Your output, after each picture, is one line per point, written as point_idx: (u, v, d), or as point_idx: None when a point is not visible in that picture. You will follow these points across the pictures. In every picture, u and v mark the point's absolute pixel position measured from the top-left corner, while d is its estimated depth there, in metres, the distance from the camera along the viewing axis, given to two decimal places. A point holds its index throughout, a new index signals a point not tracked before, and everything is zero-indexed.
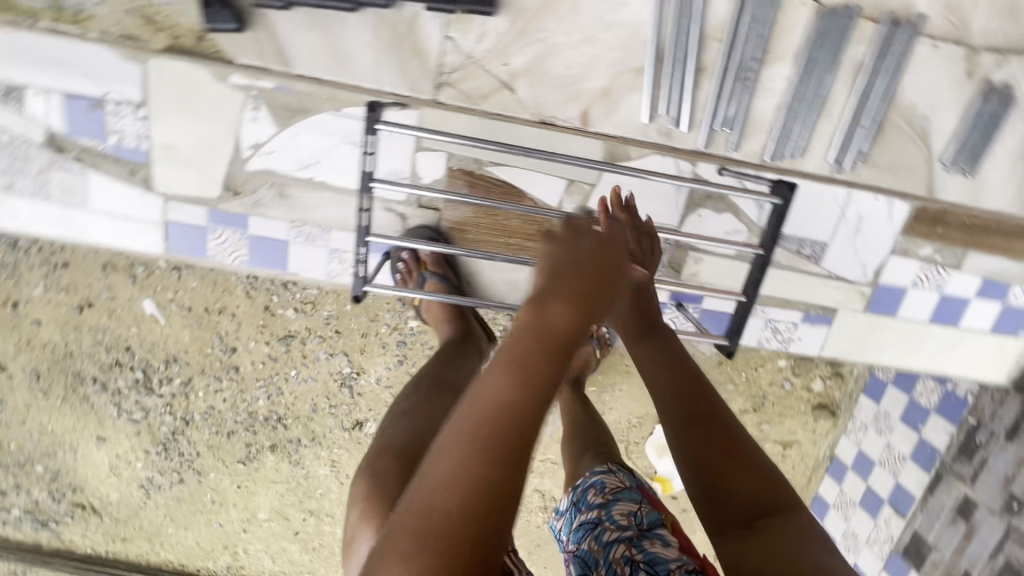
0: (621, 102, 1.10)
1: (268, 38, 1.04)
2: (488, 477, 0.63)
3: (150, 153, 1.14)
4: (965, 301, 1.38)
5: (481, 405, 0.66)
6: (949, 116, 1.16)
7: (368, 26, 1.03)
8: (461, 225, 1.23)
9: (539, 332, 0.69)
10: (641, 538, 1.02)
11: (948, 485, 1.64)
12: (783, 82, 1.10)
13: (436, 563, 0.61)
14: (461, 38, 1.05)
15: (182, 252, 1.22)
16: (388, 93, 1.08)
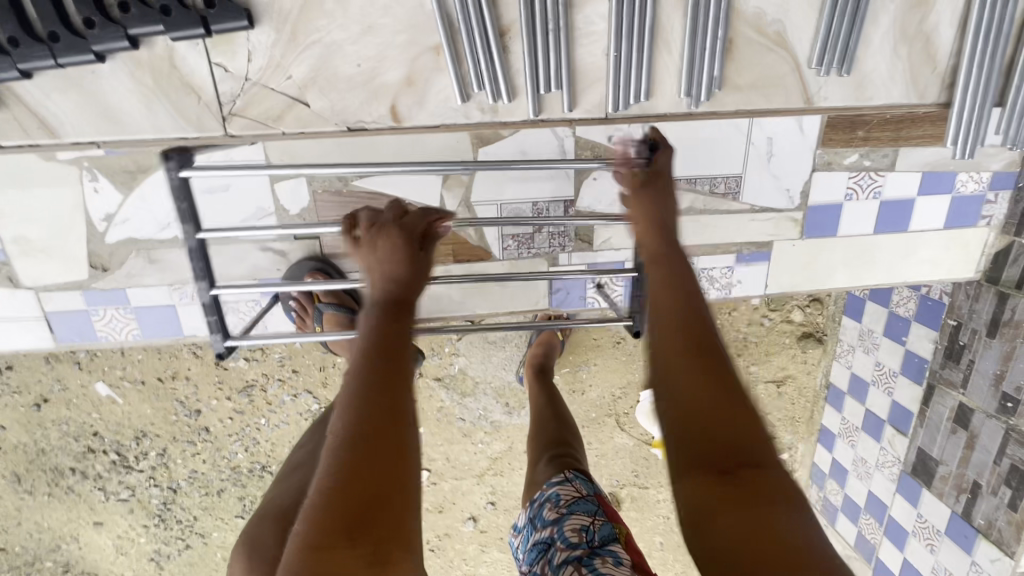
0: (428, 89, 0.99)
1: (23, 111, 0.96)
2: (382, 386, 0.68)
3: (5, 250, 1.09)
4: (910, 202, 1.26)
5: (358, 374, 0.69)
6: (803, 14, 1.03)
7: (123, 73, 0.94)
8: (346, 250, 1.16)
9: (390, 275, 0.80)
10: (591, 557, 0.91)
11: (942, 394, 1.54)
12: (604, 21, 0.98)
13: (360, 470, 0.62)
14: (228, 62, 0.94)
15: (73, 340, 1.17)
16: (175, 139, 0.98)
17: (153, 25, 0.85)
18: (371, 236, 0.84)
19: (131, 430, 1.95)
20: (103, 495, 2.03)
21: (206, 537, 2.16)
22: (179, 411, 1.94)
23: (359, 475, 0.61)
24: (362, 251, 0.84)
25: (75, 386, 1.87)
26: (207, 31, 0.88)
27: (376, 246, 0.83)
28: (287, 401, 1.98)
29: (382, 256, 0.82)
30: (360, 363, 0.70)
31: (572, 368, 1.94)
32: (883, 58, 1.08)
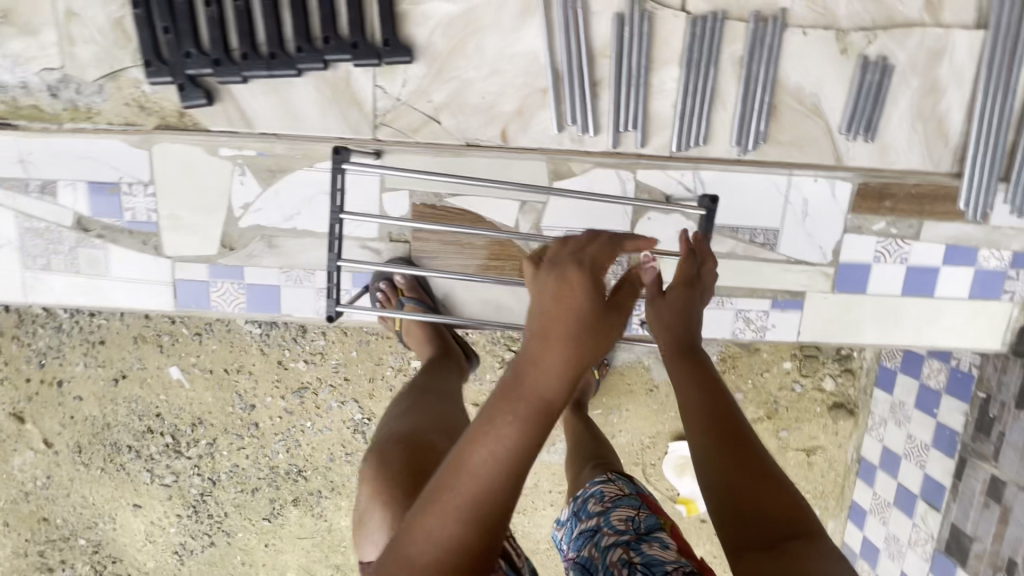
0: (533, 119, 1.23)
1: (232, 106, 1.23)
2: (534, 424, 0.76)
3: (159, 223, 1.33)
4: (935, 270, 1.39)
5: (490, 437, 0.75)
6: (835, 89, 1.24)
7: (311, 86, 1.21)
8: (431, 253, 1.36)
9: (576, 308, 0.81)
10: (638, 541, 1.07)
11: (974, 467, 1.57)
12: (674, 81, 1.21)
13: (485, 481, 0.74)
14: (388, 86, 1.21)
15: (189, 306, 1.38)
16: (336, 138, 1.25)
17: (343, 54, 1.15)
18: (556, 263, 0.86)
19: (190, 416, 2.10)
20: (149, 477, 2.15)
21: (231, 536, 2.22)
22: (236, 403, 2.10)
23: (482, 486, 0.74)
24: (545, 267, 0.87)
25: (153, 366, 2.06)
26: (379, 60, 1.16)
27: (552, 296, 0.82)
28: (333, 407, 2.11)
29: (558, 315, 0.80)
30: (496, 429, 0.75)
31: (604, 410, 2.02)
32: (901, 127, 1.27)
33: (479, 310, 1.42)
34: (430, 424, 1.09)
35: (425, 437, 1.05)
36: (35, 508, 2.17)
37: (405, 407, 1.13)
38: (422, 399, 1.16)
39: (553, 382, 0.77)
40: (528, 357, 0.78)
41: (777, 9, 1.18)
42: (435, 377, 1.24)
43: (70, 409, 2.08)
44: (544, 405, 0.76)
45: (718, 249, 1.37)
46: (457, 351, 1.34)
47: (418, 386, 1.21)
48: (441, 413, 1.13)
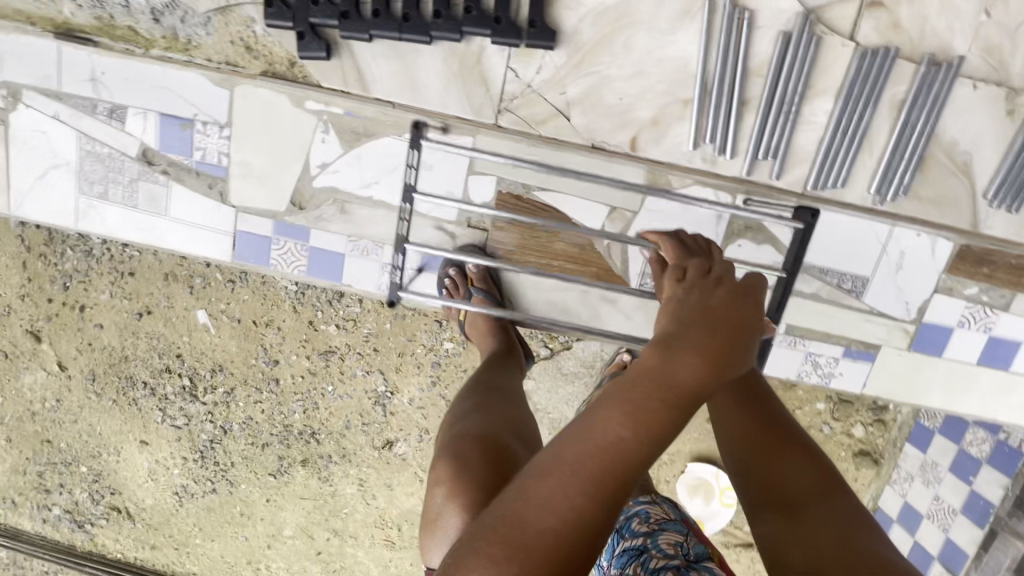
0: (670, 130, 1.16)
1: (351, 65, 1.15)
2: (645, 434, 0.74)
3: (229, 168, 1.25)
4: (1016, 344, 1.35)
5: (598, 438, 0.74)
6: (991, 156, 1.17)
7: (439, 57, 1.13)
8: (509, 246, 1.30)
9: (708, 326, 0.82)
10: (688, 568, 0.98)
11: (1005, 543, 1.56)
12: (825, 115, 1.14)
13: (584, 487, 0.72)
14: (522, 69, 1.13)
15: (247, 260, 1.31)
16: (455, 117, 1.18)
17: (484, 28, 1.07)
18: (689, 282, 0.90)
19: (211, 362, 2.05)
20: (161, 416, 2.11)
21: (234, 486, 2.20)
22: (260, 356, 2.05)
23: (581, 490, 0.72)
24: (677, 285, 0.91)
25: (180, 307, 2.00)
26: (520, 40, 1.09)
27: (687, 317, 0.84)
28: (358, 375, 2.07)
29: (693, 334, 0.81)
30: (606, 432, 0.74)
31: None
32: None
33: (545, 311, 1.36)
34: (500, 425, 1.01)
35: (500, 439, 0.97)
36: (41, 429, 2.14)
37: (473, 406, 1.05)
38: (489, 396, 1.08)
39: (673, 403, 0.76)
40: (648, 372, 0.78)
41: (953, 55, 1.10)
42: (496, 372, 1.17)
43: (90, 335, 2.03)
44: (656, 424, 0.75)
45: (803, 288, 1.32)
46: (519, 349, 1.29)
47: (479, 380, 1.13)
48: (512, 415, 1.05)
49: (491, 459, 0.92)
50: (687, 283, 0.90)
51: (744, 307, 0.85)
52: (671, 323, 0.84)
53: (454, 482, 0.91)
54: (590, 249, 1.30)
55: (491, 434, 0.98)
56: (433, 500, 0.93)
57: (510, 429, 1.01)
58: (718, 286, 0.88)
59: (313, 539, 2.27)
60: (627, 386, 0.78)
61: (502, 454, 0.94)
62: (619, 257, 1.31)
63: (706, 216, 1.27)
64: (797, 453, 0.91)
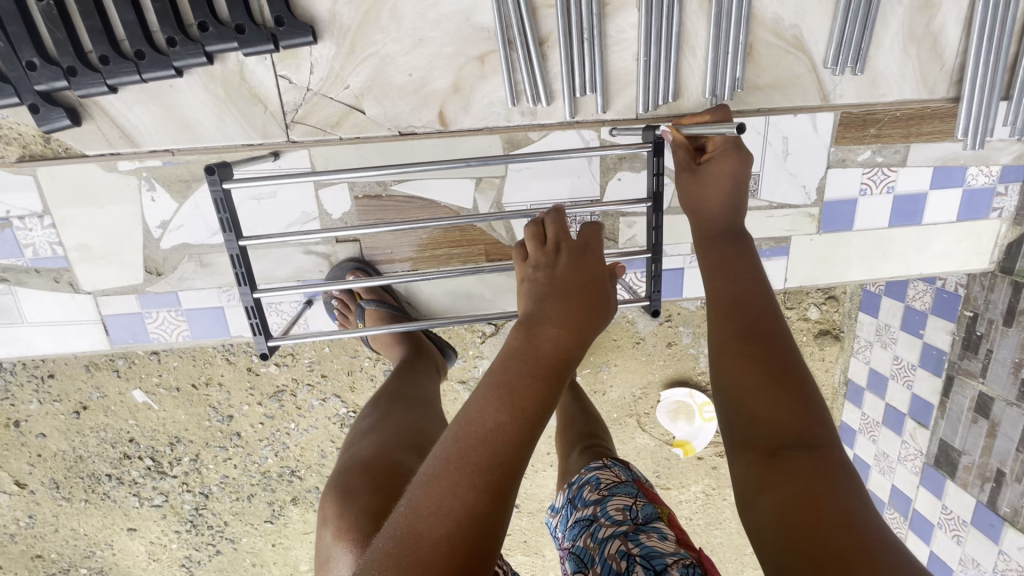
0: (474, 94, 1.07)
1: (108, 123, 1.05)
2: (526, 413, 0.74)
3: (67, 256, 1.16)
4: (923, 196, 1.31)
5: (479, 426, 0.73)
6: (819, 20, 1.12)
7: (198, 86, 1.03)
8: (385, 249, 1.23)
9: (564, 292, 0.85)
10: (636, 532, 1.01)
11: (962, 385, 1.56)
12: (633, 29, 1.05)
13: (473, 482, 0.69)
14: (294, 74, 1.04)
15: (127, 342, 1.24)
16: (242, 146, 1.08)
17: (229, 43, 0.96)
18: (537, 257, 0.91)
19: (166, 436, 2.00)
20: (138, 500, 2.07)
21: (236, 542, 2.19)
22: (212, 417, 1.99)
23: (468, 485, 0.69)
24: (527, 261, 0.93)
25: (113, 393, 1.92)
26: (275, 45, 0.97)
27: (538, 292, 0.87)
28: (316, 406, 2.02)
29: (544, 306, 0.84)
30: (487, 418, 0.73)
31: (593, 368, 1.94)
32: (894, 56, 1.16)
33: (447, 302, 1.30)
34: (394, 441, 1.01)
35: (390, 458, 0.97)
36: (27, 547, 2.10)
37: (369, 424, 1.07)
38: (389, 410, 1.09)
39: (541, 374, 0.77)
40: (516, 351, 0.79)
41: None
42: (408, 380, 1.17)
43: (35, 447, 1.96)
44: (534, 402, 0.75)
45: None
46: (432, 350, 1.29)
47: (388, 391, 1.14)
48: (407, 424, 1.05)
49: (379, 483, 0.93)
50: (529, 262, 0.92)
51: (585, 263, 0.90)
52: (534, 296, 0.86)
53: (343, 517, 0.91)
54: (468, 229, 1.23)
55: (383, 454, 0.98)
56: (323, 537, 0.93)
57: (402, 439, 1.01)
58: (560, 253, 0.91)
59: None
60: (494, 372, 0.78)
61: (391, 475, 0.94)
62: (503, 228, 1.24)
63: (576, 163, 1.20)
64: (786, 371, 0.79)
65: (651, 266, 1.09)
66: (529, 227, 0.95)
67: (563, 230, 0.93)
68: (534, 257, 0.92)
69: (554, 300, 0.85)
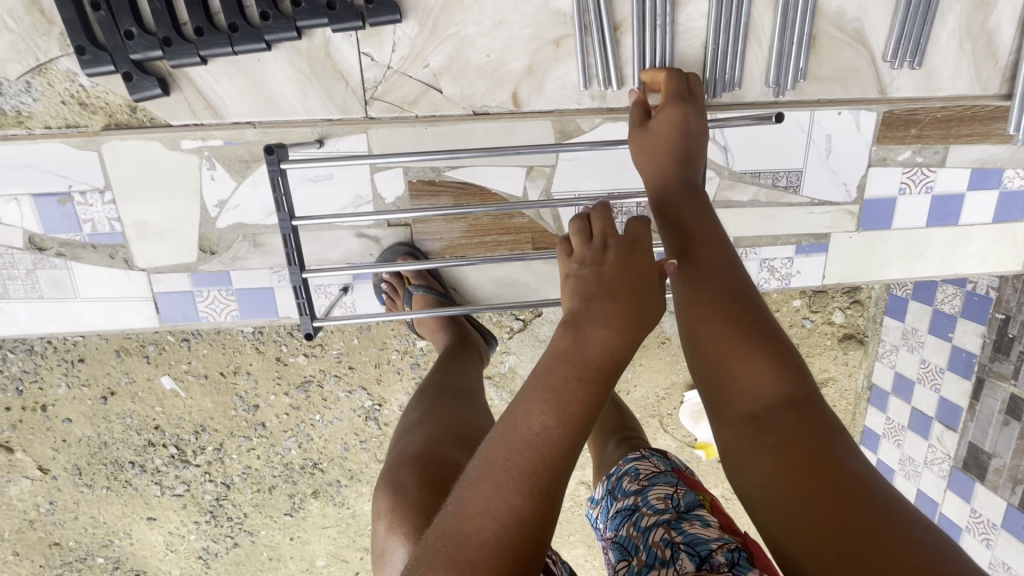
0: (548, 76, 1.11)
1: (194, 95, 1.08)
2: (571, 417, 0.73)
3: (124, 233, 1.18)
4: (960, 196, 1.33)
5: (524, 430, 0.72)
6: (881, 13, 1.15)
7: (285, 60, 1.06)
8: (434, 234, 1.25)
9: (610, 289, 0.82)
10: (679, 520, 1.00)
11: (992, 388, 1.57)
12: (702, 18, 1.09)
13: (519, 488, 0.69)
14: (376, 52, 1.07)
15: (176, 320, 1.25)
16: (322, 120, 1.11)
17: (319, 18, 0.99)
18: (586, 253, 0.88)
19: (191, 425, 2.00)
20: (159, 489, 2.06)
21: (254, 534, 2.18)
22: (238, 406, 1.99)
23: (515, 490, 0.69)
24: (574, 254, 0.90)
25: (142, 379, 1.93)
26: (363, 22, 1.01)
27: (585, 289, 0.84)
28: (342, 398, 2.03)
29: (594, 305, 0.81)
30: (532, 422, 0.72)
31: None
32: (950, 50, 1.19)
33: (491, 290, 1.32)
34: (443, 435, 1.02)
35: (437, 450, 0.98)
36: (44, 534, 2.08)
37: (417, 417, 1.07)
38: (436, 402, 1.09)
39: (589, 377, 0.76)
40: (563, 352, 0.77)
41: None
42: (451, 368, 1.18)
43: (60, 432, 1.96)
44: (580, 407, 0.74)
45: (740, 198, 1.29)
46: (475, 337, 1.30)
47: (433, 382, 1.15)
48: (456, 419, 1.06)
49: (427, 479, 0.93)
50: (584, 257, 0.88)
51: (636, 260, 0.86)
52: (580, 292, 0.84)
53: (394, 513, 0.92)
54: (518, 217, 1.26)
55: (431, 449, 0.98)
56: (377, 531, 0.94)
57: (451, 435, 1.02)
58: (610, 248, 0.88)
59: (347, 562, 2.28)
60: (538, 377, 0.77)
61: (439, 471, 0.95)
62: (551, 217, 1.26)
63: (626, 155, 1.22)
64: (792, 373, 0.77)
65: None
66: (576, 222, 0.91)
67: (610, 226, 0.89)
68: (580, 252, 0.89)
69: (601, 297, 0.82)
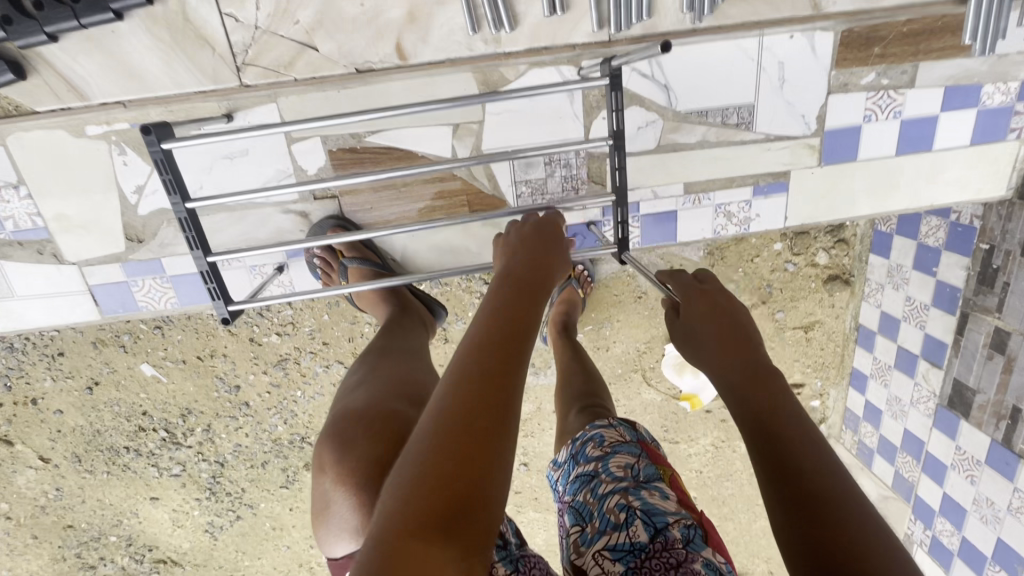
0: (431, 23, 1.03)
1: (55, 77, 1.02)
2: (524, 316, 0.76)
3: (47, 227, 1.15)
4: (933, 120, 1.22)
5: (487, 327, 0.73)
6: None
7: (141, 29, 1.00)
8: (365, 205, 1.20)
9: (534, 254, 0.90)
10: (637, 489, 0.85)
11: (977, 321, 1.44)
12: None
13: (495, 363, 0.68)
14: (238, 12, 1.00)
15: (117, 311, 1.24)
16: (194, 92, 1.04)
17: None
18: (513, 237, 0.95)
19: (177, 408, 1.92)
20: (157, 471, 2.01)
21: (255, 507, 2.12)
22: (220, 387, 1.91)
23: (491, 367, 0.68)
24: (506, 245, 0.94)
25: (122, 368, 1.84)
26: None
27: (514, 259, 0.89)
28: (320, 372, 1.93)
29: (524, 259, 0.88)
30: (495, 321, 0.74)
31: (595, 325, 1.81)
32: None
33: (432, 258, 1.28)
34: (386, 394, 0.97)
35: (384, 407, 0.93)
36: (58, 517, 2.03)
37: (361, 376, 1.03)
38: (379, 365, 1.05)
39: (526, 293, 0.80)
40: (507, 283, 0.82)
41: None
42: (395, 336, 1.15)
43: (54, 423, 1.88)
44: (526, 312, 0.77)
45: (687, 140, 1.20)
46: (417, 306, 1.27)
47: (377, 347, 1.11)
48: (401, 378, 1.02)
49: (372, 435, 0.88)
50: (508, 248, 0.93)
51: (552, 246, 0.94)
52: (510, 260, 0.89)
53: (341, 467, 0.87)
54: (452, 179, 1.19)
55: (377, 404, 0.94)
56: (320, 486, 0.89)
57: (395, 391, 0.97)
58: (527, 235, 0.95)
59: None
60: (490, 312, 0.76)
61: (388, 422, 0.90)
62: (484, 176, 1.19)
63: (557, 102, 1.14)
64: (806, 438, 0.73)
65: (617, 206, 1.04)
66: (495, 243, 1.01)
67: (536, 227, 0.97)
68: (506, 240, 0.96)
69: (530, 258, 0.89)
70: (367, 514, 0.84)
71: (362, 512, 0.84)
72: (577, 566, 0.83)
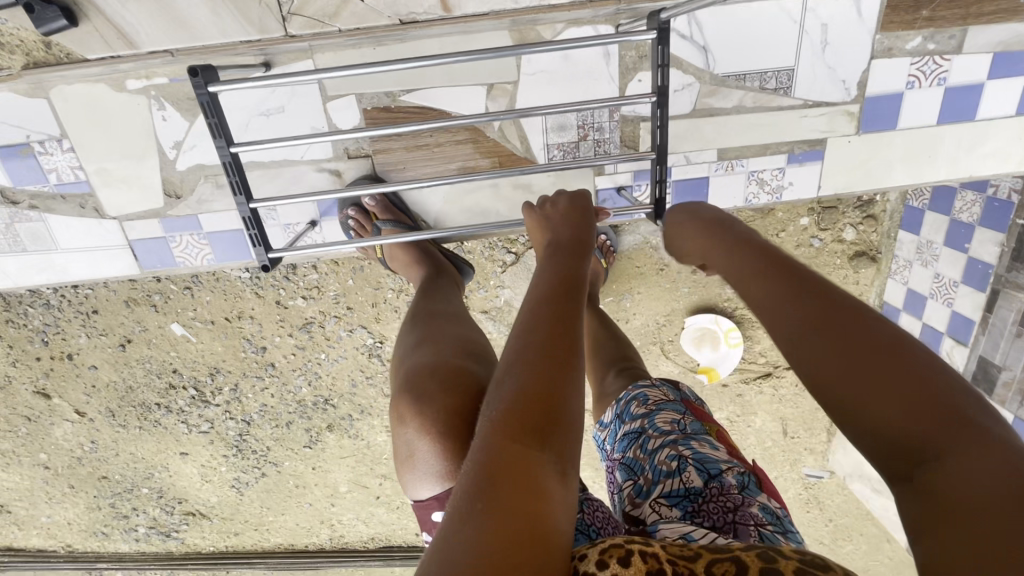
0: None
1: (104, 23, 1.03)
2: (576, 270, 0.82)
3: (89, 181, 1.18)
4: (979, 88, 1.19)
5: (543, 281, 0.80)
6: None
7: None
8: (397, 164, 1.21)
9: (576, 214, 0.95)
10: (686, 440, 0.87)
11: (1007, 298, 1.38)
12: None
13: (558, 307, 0.74)
14: None
15: (155, 267, 1.27)
16: (240, 43, 1.05)
17: None
18: (550, 201, 0.99)
19: (206, 367, 1.95)
20: (186, 427, 2.06)
21: (279, 465, 2.17)
22: (247, 348, 1.93)
23: (558, 313, 0.74)
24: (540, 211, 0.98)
25: (154, 327, 1.88)
26: None
27: (555, 223, 0.93)
28: (344, 337, 1.93)
29: (565, 220, 0.93)
30: (551, 276, 0.80)
31: (615, 297, 1.77)
32: None
33: (463, 220, 1.29)
34: (450, 352, 0.95)
35: (452, 364, 0.91)
36: (93, 468, 2.12)
37: (419, 337, 1.01)
38: (436, 325, 1.04)
39: (577, 251, 0.86)
40: (558, 245, 0.88)
41: None
42: (440, 295, 1.16)
43: (89, 378, 1.94)
44: (575, 268, 0.83)
45: (723, 105, 1.19)
46: (449, 268, 1.28)
47: (421, 310, 1.10)
48: (463, 338, 1.00)
49: (448, 390, 0.86)
50: (544, 218, 0.96)
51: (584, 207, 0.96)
52: (552, 224, 0.94)
53: (423, 417, 0.86)
54: (484, 140, 1.19)
55: (445, 360, 0.92)
56: (402, 435, 0.88)
57: (460, 348, 0.96)
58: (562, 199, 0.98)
59: (369, 490, 2.26)
60: (543, 274, 0.82)
61: (460, 377, 0.89)
62: (516, 137, 1.19)
63: (593, 61, 1.12)
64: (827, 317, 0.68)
65: (657, 166, 1.04)
66: (524, 211, 1.03)
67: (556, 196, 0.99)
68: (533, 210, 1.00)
69: (571, 220, 0.93)
70: (451, 462, 0.84)
71: (449, 460, 0.84)
72: (632, 516, 0.84)
